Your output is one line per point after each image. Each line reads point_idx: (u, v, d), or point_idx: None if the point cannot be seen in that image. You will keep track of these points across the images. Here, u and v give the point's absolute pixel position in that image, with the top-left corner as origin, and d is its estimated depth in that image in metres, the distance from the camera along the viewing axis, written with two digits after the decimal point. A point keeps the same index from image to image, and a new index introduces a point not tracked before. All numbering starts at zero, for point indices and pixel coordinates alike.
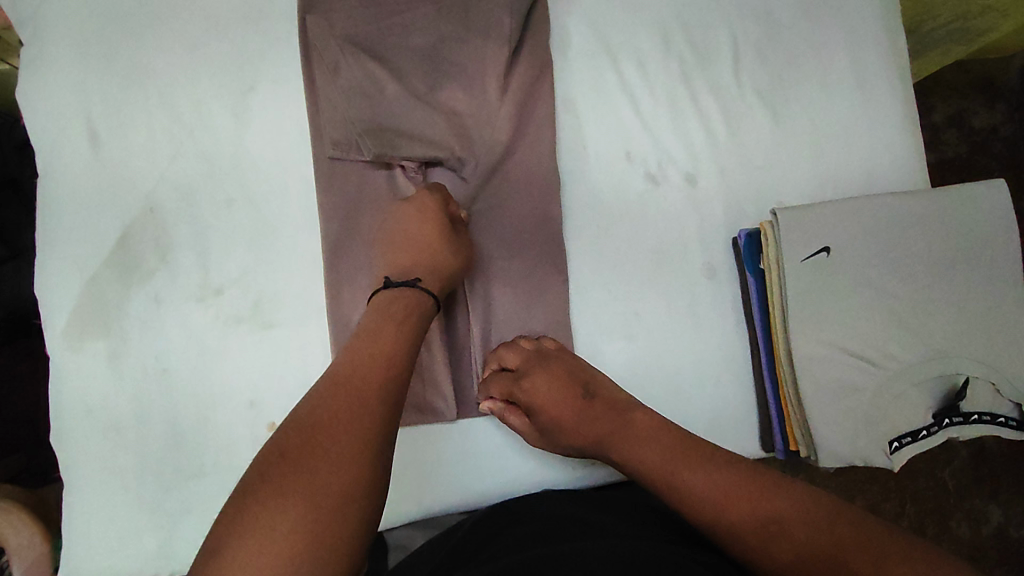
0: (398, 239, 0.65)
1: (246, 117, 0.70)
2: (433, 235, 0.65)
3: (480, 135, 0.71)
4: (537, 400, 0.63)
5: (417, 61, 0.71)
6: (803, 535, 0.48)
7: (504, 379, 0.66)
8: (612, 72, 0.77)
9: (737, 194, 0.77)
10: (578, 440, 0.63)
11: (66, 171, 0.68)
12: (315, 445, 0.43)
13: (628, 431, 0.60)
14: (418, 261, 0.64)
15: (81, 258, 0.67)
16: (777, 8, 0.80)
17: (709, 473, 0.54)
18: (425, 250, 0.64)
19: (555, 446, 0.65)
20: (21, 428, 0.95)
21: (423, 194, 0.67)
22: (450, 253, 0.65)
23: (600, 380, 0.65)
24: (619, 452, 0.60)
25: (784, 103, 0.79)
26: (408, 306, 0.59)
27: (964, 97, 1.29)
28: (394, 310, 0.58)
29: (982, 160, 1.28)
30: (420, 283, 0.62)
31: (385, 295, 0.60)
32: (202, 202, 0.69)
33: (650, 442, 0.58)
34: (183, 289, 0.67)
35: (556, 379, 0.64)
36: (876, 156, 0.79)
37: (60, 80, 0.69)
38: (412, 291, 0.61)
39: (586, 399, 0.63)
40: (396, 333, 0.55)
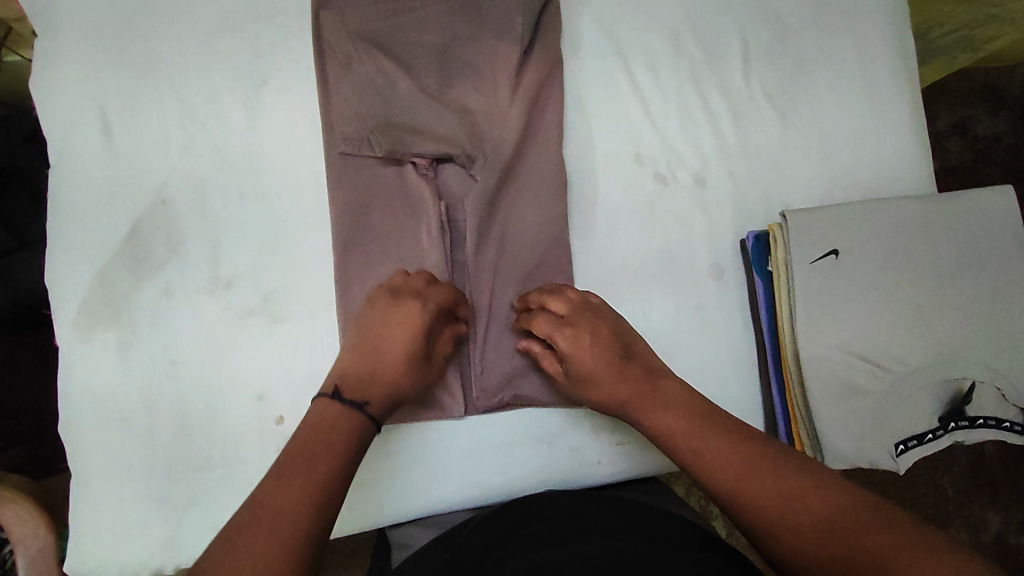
0: (377, 351, 0.62)
1: (259, 110, 0.71)
2: (404, 359, 0.62)
3: (490, 133, 0.71)
4: (579, 351, 0.63)
5: (429, 59, 0.71)
6: (839, 520, 0.48)
7: (546, 320, 0.65)
8: (623, 73, 0.77)
9: (745, 196, 0.77)
10: (608, 398, 0.63)
11: (78, 162, 0.68)
12: (229, 549, 0.45)
13: (658, 397, 0.62)
14: (377, 377, 0.61)
15: (92, 249, 0.67)
16: (787, 11, 0.81)
17: (733, 451, 0.56)
18: (391, 372, 0.61)
19: (583, 398, 0.65)
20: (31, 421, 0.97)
21: (412, 303, 0.63)
22: (409, 376, 0.62)
23: (639, 346, 0.65)
24: (644, 415, 0.61)
25: (793, 107, 0.79)
26: (344, 422, 0.56)
27: (968, 105, 1.29)
28: (334, 423, 0.56)
29: (984, 168, 1.28)
30: (370, 408, 0.59)
31: (345, 425, 0.56)
32: (214, 195, 0.69)
33: (678, 410, 0.60)
34: (193, 281, 0.67)
35: (602, 335, 0.64)
36: (885, 160, 0.80)
37: (73, 71, 0.69)
38: (349, 416, 0.57)
39: (624, 360, 0.63)
40: (331, 438, 0.55)
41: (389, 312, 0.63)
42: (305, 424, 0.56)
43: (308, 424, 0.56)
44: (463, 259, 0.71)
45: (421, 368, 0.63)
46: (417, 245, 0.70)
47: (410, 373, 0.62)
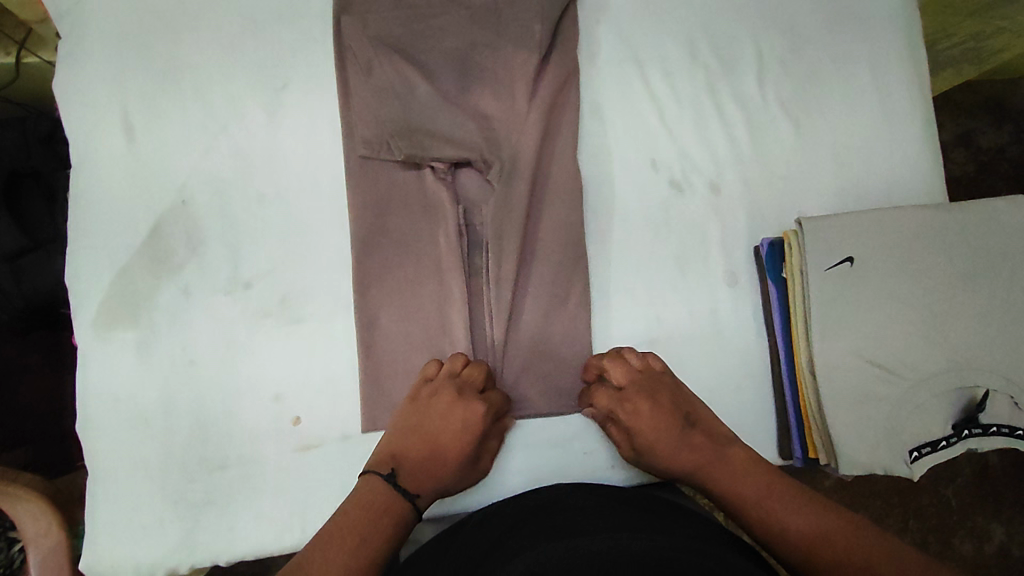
0: (433, 444, 0.63)
1: (280, 113, 0.71)
2: (453, 452, 0.63)
3: (508, 138, 0.72)
4: (639, 425, 0.65)
5: (447, 65, 0.73)
6: None
7: (607, 394, 0.68)
8: (639, 79, 0.78)
9: (760, 204, 0.77)
10: (674, 469, 0.65)
11: (101, 162, 0.69)
12: None
13: (725, 465, 0.63)
14: (428, 470, 0.62)
15: (112, 249, 0.68)
16: (801, 21, 0.82)
17: (811, 519, 0.56)
18: (442, 466, 0.62)
19: (657, 470, 0.66)
20: (45, 414, 1.02)
21: (476, 405, 0.64)
22: (453, 473, 0.63)
23: (700, 412, 0.67)
24: (711, 482, 0.63)
25: (806, 115, 0.80)
26: (395, 505, 0.58)
27: (972, 118, 1.31)
28: (386, 500, 0.58)
29: (989, 180, 1.29)
30: (418, 502, 0.60)
31: (393, 503, 0.58)
32: (234, 197, 0.69)
33: (749, 478, 0.61)
34: (213, 281, 0.68)
35: (660, 407, 0.66)
36: (898, 169, 0.80)
37: (97, 72, 0.70)
38: (399, 501, 0.59)
39: (686, 429, 0.65)
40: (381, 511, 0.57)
41: (451, 408, 0.64)
42: (361, 493, 0.59)
43: (362, 494, 0.59)
44: (481, 263, 0.71)
45: (468, 470, 0.65)
46: (435, 249, 0.71)
47: (459, 474, 0.63)
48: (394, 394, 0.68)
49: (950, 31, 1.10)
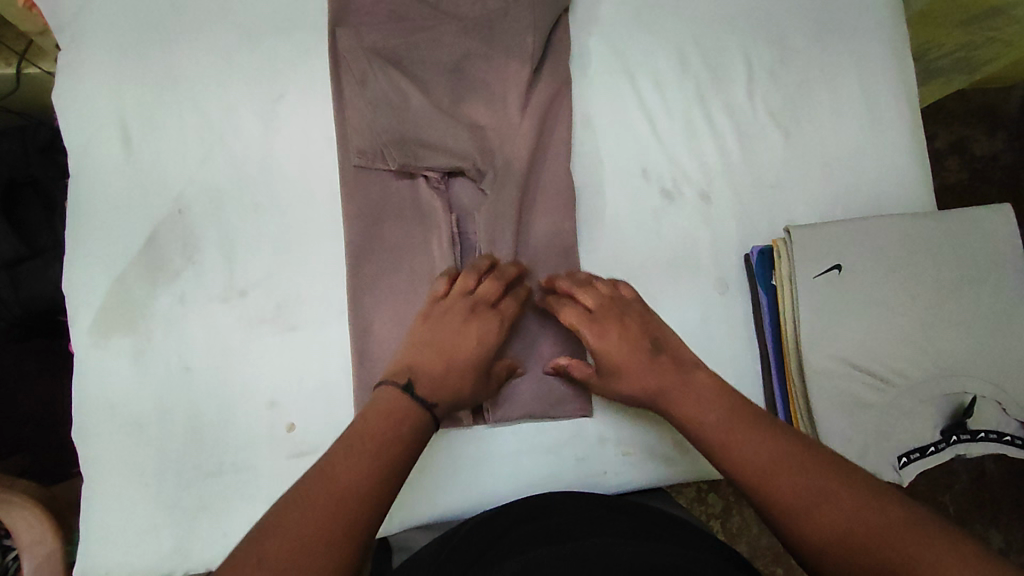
0: (448, 354, 0.62)
1: (276, 124, 0.72)
2: (470, 364, 0.63)
3: (500, 148, 0.74)
4: (606, 346, 0.66)
5: (441, 76, 0.74)
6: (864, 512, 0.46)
7: (577, 313, 0.68)
8: (630, 90, 0.79)
9: (750, 212, 0.78)
10: (635, 391, 0.65)
11: (98, 172, 0.70)
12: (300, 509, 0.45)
13: (690, 388, 0.63)
14: (448, 383, 0.61)
15: (109, 258, 0.68)
16: (790, 31, 0.83)
17: (761, 450, 0.54)
18: (457, 377, 0.62)
19: (614, 393, 0.67)
20: (44, 420, 1.03)
21: (490, 322, 0.66)
22: (469, 388, 0.63)
23: (667, 337, 0.67)
24: (673, 406, 0.63)
25: (796, 124, 0.81)
26: (416, 418, 0.56)
27: (965, 125, 1.32)
28: (406, 421, 0.56)
29: (983, 187, 1.30)
30: (438, 410, 0.59)
31: (409, 421, 0.56)
32: (230, 206, 0.70)
33: (712, 402, 0.61)
34: (209, 289, 0.69)
35: (630, 331, 0.66)
36: (888, 176, 0.81)
37: (96, 84, 0.71)
38: (414, 417, 0.56)
39: (653, 353, 0.65)
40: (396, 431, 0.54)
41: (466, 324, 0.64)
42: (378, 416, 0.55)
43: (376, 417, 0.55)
44: None
45: (481, 387, 0.65)
46: (429, 257, 0.72)
47: (474, 387, 0.64)
48: None
49: (939, 41, 1.12)
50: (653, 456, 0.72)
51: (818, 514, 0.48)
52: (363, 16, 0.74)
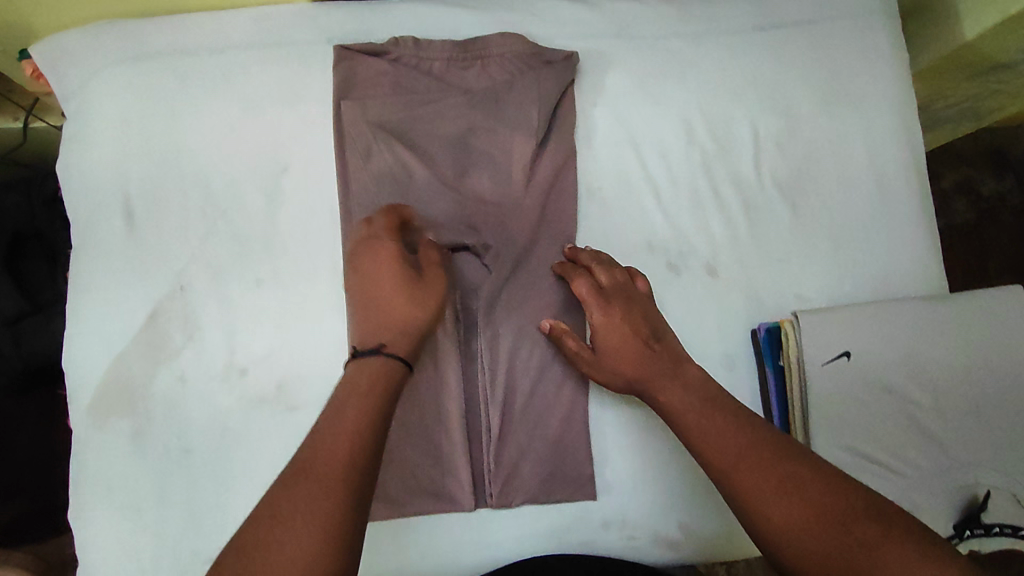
0: (374, 298, 0.63)
1: (279, 199, 0.72)
2: (401, 289, 0.63)
3: (505, 224, 0.74)
4: (607, 323, 0.65)
5: (445, 152, 0.74)
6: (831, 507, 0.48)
7: (587, 283, 0.68)
8: (636, 161, 0.79)
9: (757, 286, 0.78)
10: (629, 368, 0.63)
11: (101, 249, 0.70)
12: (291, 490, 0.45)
13: (672, 377, 0.61)
14: (393, 322, 0.61)
15: (110, 337, 0.68)
16: (797, 101, 0.82)
17: (731, 444, 0.54)
18: (398, 312, 0.61)
19: (609, 376, 0.65)
20: (41, 467, 1.02)
21: (388, 245, 0.66)
22: (408, 310, 0.62)
23: (668, 331, 0.66)
24: (662, 396, 0.60)
25: (802, 196, 0.81)
26: (376, 395, 0.53)
27: (973, 166, 1.32)
28: (356, 407, 0.51)
29: (991, 228, 1.30)
30: (385, 349, 0.57)
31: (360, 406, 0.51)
32: (231, 281, 0.70)
33: (694, 392, 0.59)
34: (209, 368, 0.68)
35: (633, 314, 0.65)
36: (895, 249, 0.81)
37: (100, 161, 0.71)
38: (368, 398, 0.52)
39: (652, 341, 0.63)
40: (352, 425, 0.49)
41: (390, 263, 0.65)
42: (333, 418, 0.50)
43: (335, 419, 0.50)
44: (477, 345, 0.72)
45: (421, 293, 0.64)
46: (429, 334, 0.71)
47: (415, 301, 0.63)
48: (388, 486, 0.68)
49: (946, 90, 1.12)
50: (658, 542, 0.71)
51: (793, 520, 0.48)
52: (367, 87, 0.74)
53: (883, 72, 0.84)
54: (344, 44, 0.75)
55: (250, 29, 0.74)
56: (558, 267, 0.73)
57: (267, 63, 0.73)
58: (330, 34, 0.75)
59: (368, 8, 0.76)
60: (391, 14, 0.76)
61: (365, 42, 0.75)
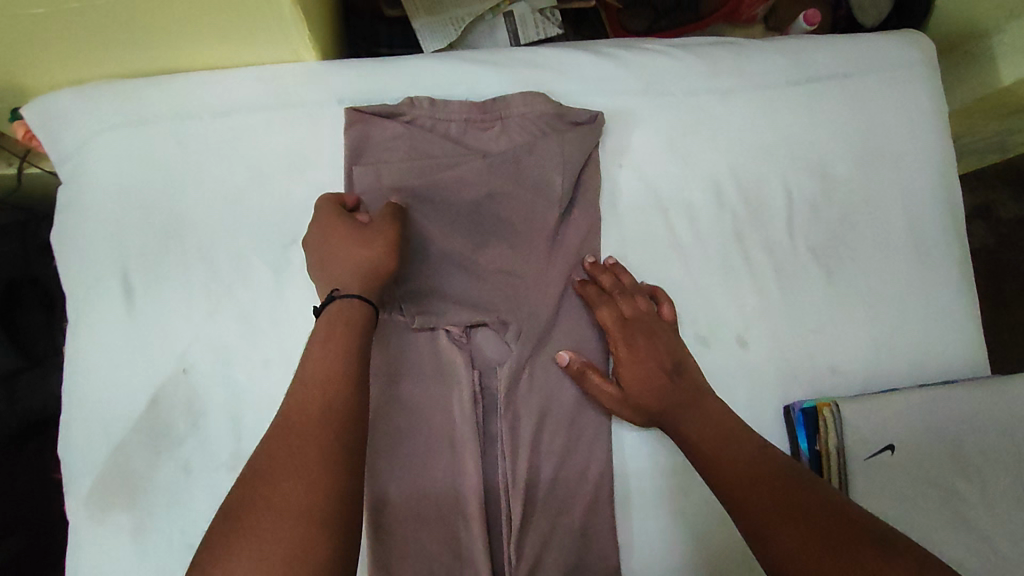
0: (324, 253, 0.59)
1: (287, 272, 0.68)
2: (350, 237, 0.58)
3: (527, 300, 0.70)
4: (632, 358, 0.67)
5: (461, 220, 0.70)
6: (814, 515, 0.51)
7: (613, 312, 0.69)
8: (664, 226, 0.75)
9: (791, 359, 0.74)
10: (651, 403, 0.66)
11: (98, 326, 0.65)
12: (274, 453, 0.45)
13: (692, 407, 0.64)
14: (348, 267, 0.56)
15: (109, 424, 0.64)
16: (832, 160, 0.78)
17: (739, 467, 0.58)
18: (346, 255, 0.57)
19: (632, 409, 0.67)
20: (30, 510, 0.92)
21: (330, 207, 0.61)
22: (353, 251, 0.57)
23: (688, 365, 0.68)
24: (680, 423, 0.64)
25: (837, 262, 0.77)
26: (350, 335, 0.52)
27: (991, 188, 1.25)
28: (336, 345, 0.51)
29: (1010, 254, 1.24)
30: (340, 293, 0.55)
31: (334, 347, 0.51)
32: (238, 362, 0.66)
33: (713, 423, 0.63)
34: (215, 455, 0.64)
35: (657, 350, 0.68)
36: (932, 319, 0.77)
37: (95, 232, 0.66)
38: (337, 340, 0.51)
39: (672, 375, 0.66)
40: (332, 370, 0.49)
41: (335, 218, 0.60)
42: (309, 361, 0.50)
43: (308, 366, 0.50)
44: (497, 428, 0.69)
45: (368, 234, 0.59)
46: (448, 418, 0.68)
47: (358, 240, 0.58)
48: None
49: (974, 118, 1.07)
50: None
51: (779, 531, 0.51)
52: (381, 151, 0.70)
53: (921, 129, 0.80)
54: (354, 105, 0.70)
55: (255, 89, 0.69)
56: (581, 287, 0.70)
57: (275, 127, 0.69)
58: (340, 94, 0.70)
59: (381, 65, 0.72)
60: (405, 71, 0.72)
61: (377, 103, 0.71)
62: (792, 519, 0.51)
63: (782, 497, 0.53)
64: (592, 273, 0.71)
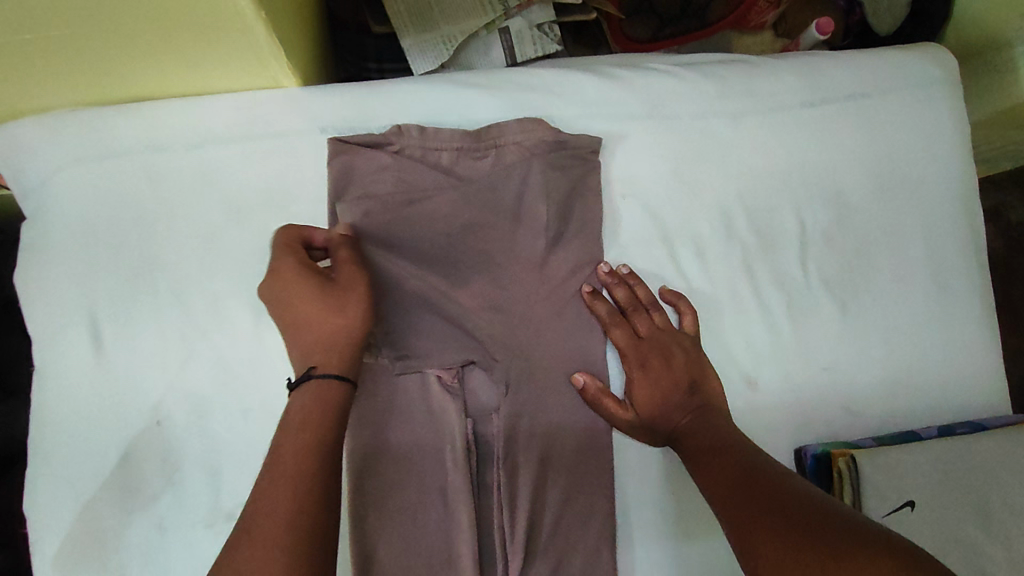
0: (288, 315, 0.52)
1: (266, 315, 0.63)
2: (317, 297, 0.52)
3: (523, 340, 0.65)
4: (647, 376, 0.65)
5: (453, 258, 0.65)
6: (805, 519, 0.47)
7: (626, 331, 0.67)
8: (669, 258, 0.70)
9: (804, 400, 0.70)
10: (667, 424, 0.63)
11: (65, 376, 0.61)
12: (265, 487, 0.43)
13: (699, 422, 0.61)
14: (321, 339, 0.51)
15: (78, 482, 0.60)
16: (847, 186, 0.74)
17: (730, 478, 0.55)
18: (317, 321, 0.52)
19: (647, 431, 0.65)
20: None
21: (291, 253, 0.54)
22: (326, 319, 0.52)
23: (707, 380, 0.65)
24: (686, 438, 0.61)
25: (853, 296, 0.72)
26: (327, 423, 0.48)
27: (997, 190, 1.19)
28: (309, 436, 0.46)
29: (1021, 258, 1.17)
30: (317, 372, 0.50)
31: (307, 439, 0.46)
32: (215, 412, 0.62)
33: (712, 434, 0.60)
34: (191, 513, 0.60)
35: (676, 368, 0.65)
36: (951, 354, 0.73)
37: (61, 275, 0.62)
38: (309, 431, 0.47)
39: (689, 393, 0.64)
40: (301, 465, 0.45)
41: (295, 272, 0.53)
42: (278, 453, 0.45)
43: (276, 462, 0.45)
44: (491, 478, 0.65)
45: (338, 296, 0.53)
46: (440, 468, 0.64)
47: (329, 301, 0.52)
48: None
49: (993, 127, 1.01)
50: None
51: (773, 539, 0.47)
52: (366, 185, 0.65)
53: (941, 152, 0.76)
54: (339, 135, 0.66)
55: (232, 119, 0.64)
56: (590, 302, 0.66)
57: (254, 158, 0.65)
58: (322, 122, 0.66)
59: (368, 90, 0.67)
60: (393, 97, 0.67)
61: (363, 132, 0.66)
62: (786, 524, 0.48)
63: (775, 504, 0.50)
64: (606, 286, 0.68)
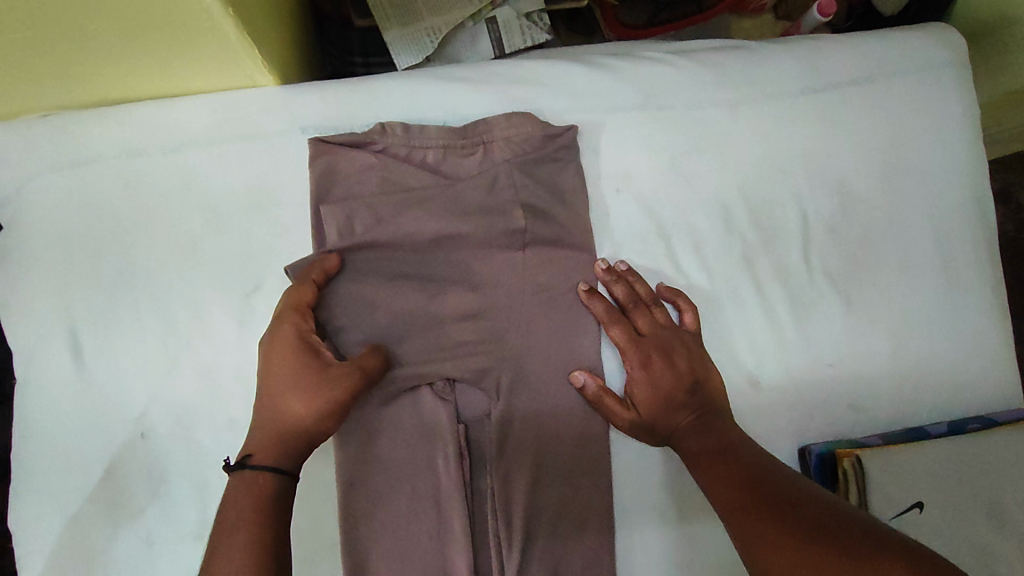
0: (267, 391, 0.55)
1: (250, 323, 0.61)
2: (295, 385, 0.54)
3: (514, 342, 0.63)
4: (647, 377, 0.62)
5: (442, 260, 0.63)
6: (808, 524, 0.46)
7: (626, 328, 0.64)
8: (666, 254, 0.68)
9: (808, 399, 0.67)
10: (666, 426, 0.61)
11: (47, 390, 0.60)
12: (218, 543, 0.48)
13: (699, 425, 0.59)
14: (277, 428, 0.54)
15: (63, 497, 0.59)
16: (851, 175, 0.71)
17: (727, 481, 0.53)
18: (282, 407, 0.54)
19: (645, 432, 0.62)
20: None
21: (291, 326, 0.57)
22: (286, 410, 0.54)
23: (710, 380, 0.62)
24: (685, 444, 0.59)
25: (858, 290, 0.70)
26: (258, 508, 0.50)
27: (1010, 171, 1.15)
28: (247, 510, 0.49)
29: None
30: (252, 461, 0.52)
31: (242, 538, 0.48)
32: (200, 423, 0.60)
33: (715, 435, 0.58)
34: (178, 525, 0.59)
35: (677, 369, 0.62)
36: (960, 347, 0.70)
37: (40, 287, 0.60)
38: (247, 527, 0.48)
39: (689, 394, 0.61)
40: (242, 538, 0.48)
41: (289, 348, 0.56)
42: (220, 528, 0.49)
43: (218, 548, 0.47)
44: (483, 486, 0.63)
45: (315, 390, 0.54)
46: (432, 475, 0.62)
47: (299, 393, 0.54)
48: None
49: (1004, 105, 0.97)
50: None
51: (772, 545, 0.46)
52: (352, 187, 0.63)
53: (948, 137, 0.73)
54: (320, 135, 0.64)
55: (209, 120, 0.62)
56: (587, 300, 0.64)
57: (233, 161, 0.63)
58: (303, 121, 0.64)
59: (350, 88, 0.65)
60: (375, 94, 0.65)
61: (346, 131, 0.64)
62: (788, 529, 0.46)
63: (773, 508, 0.48)
64: (604, 283, 0.65)
